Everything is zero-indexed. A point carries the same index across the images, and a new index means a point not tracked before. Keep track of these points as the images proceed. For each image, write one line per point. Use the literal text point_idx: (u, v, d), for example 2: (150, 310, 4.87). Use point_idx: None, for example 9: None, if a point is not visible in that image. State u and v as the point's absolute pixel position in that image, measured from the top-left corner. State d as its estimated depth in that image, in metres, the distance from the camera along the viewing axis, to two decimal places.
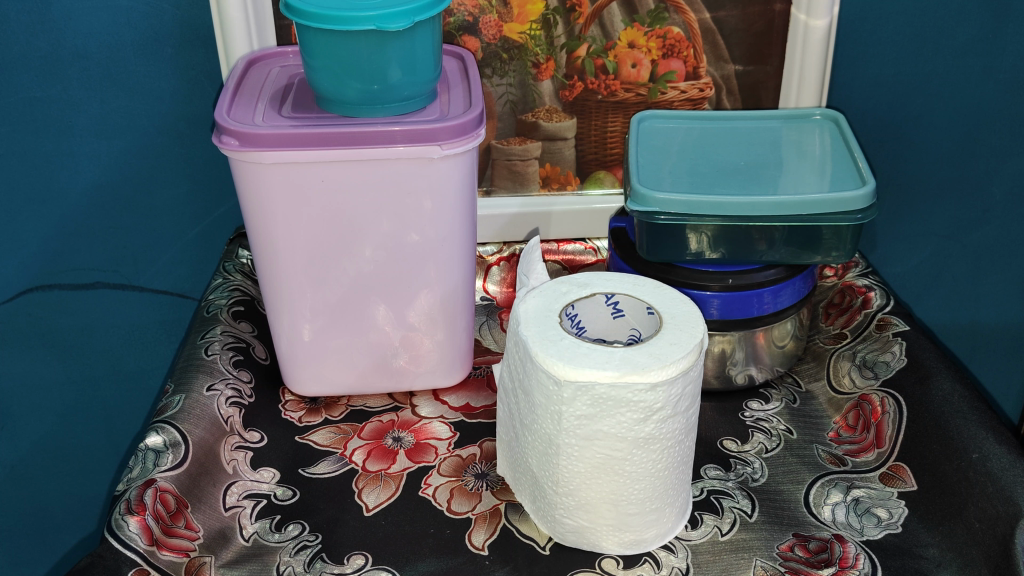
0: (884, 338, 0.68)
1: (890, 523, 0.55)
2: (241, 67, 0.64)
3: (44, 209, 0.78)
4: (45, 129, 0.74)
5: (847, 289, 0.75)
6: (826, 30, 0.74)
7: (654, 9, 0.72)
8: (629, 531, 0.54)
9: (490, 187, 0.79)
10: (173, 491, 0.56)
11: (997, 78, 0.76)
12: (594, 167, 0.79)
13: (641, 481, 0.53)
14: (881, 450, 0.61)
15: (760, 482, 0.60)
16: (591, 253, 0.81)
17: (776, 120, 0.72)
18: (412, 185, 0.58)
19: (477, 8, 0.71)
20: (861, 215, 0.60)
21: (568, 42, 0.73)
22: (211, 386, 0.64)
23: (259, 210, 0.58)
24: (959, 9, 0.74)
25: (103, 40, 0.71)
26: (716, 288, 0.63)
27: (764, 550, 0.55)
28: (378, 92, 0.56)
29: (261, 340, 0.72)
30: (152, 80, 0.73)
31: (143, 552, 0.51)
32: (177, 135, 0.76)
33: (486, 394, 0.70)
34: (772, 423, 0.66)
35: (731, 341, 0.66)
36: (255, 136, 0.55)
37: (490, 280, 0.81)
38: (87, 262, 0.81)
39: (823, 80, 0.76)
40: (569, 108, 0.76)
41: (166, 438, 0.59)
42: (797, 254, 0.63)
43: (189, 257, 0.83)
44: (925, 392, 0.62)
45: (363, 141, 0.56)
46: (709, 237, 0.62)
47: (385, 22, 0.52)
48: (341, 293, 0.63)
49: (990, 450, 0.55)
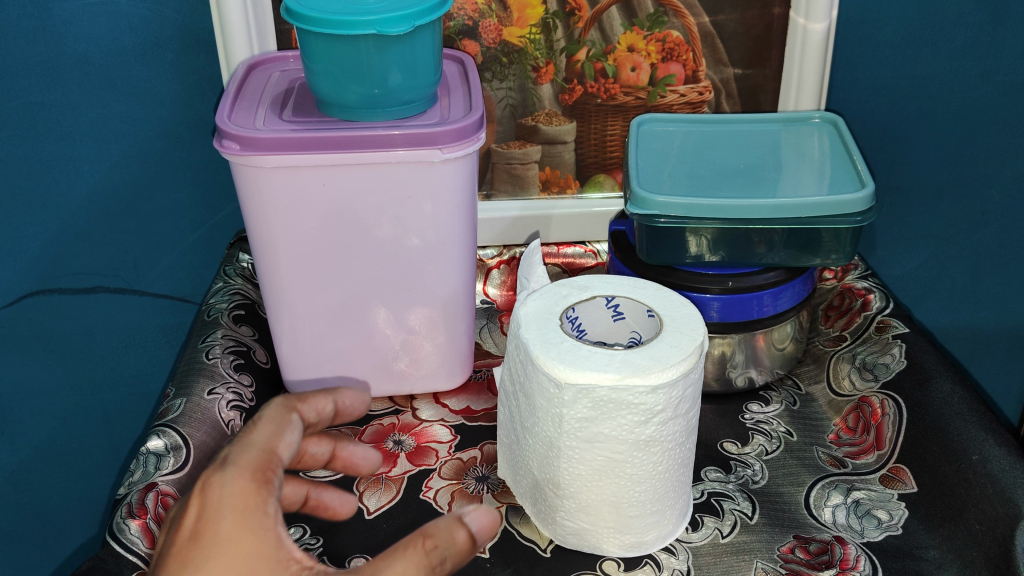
0: (884, 340, 0.68)
1: (890, 525, 0.56)
2: (242, 71, 0.64)
3: (44, 214, 0.78)
4: (45, 133, 0.75)
5: (847, 291, 0.75)
6: (825, 34, 0.74)
7: (653, 13, 0.73)
8: (631, 533, 0.55)
9: (490, 191, 0.79)
10: (174, 495, 0.56)
11: (995, 81, 0.77)
12: (593, 170, 0.79)
13: (642, 484, 0.53)
14: (882, 452, 0.61)
15: (760, 485, 0.60)
16: (592, 256, 0.81)
17: (776, 123, 0.72)
18: (412, 190, 0.58)
19: (477, 12, 0.72)
20: (860, 218, 0.60)
21: (568, 46, 0.73)
22: (211, 390, 0.64)
23: (259, 215, 0.59)
24: (958, 11, 0.74)
25: (104, 46, 0.71)
26: (716, 291, 0.63)
27: (765, 552, 0.55)
28: (378, 96, 0.56)
29: (261, 344, 0.72)
30: (153, 85, 0.73)
31: (144, 556, 0.52)
32: (178, 139, 0.76)
33: (486, 397, 0.70)
34: (772, 426, 0.66)
35: (731, 344, 0.66)
36: (255, 141, 0.55)
37: (490, 284, 0.81)
38: (88, 265, 0.82)
39: (822, 85, 0.76)
40: (568, 111, 0.76)
41: (168, 442, 0.59)
42: (797, 256, 0.63)
43: (189, 262, 0.83)
44: (925, 394, 0.62)
45: (363, 145, 0.56)
46: (708, 240, 0.62)
47: (385, 26, 0.52)
48: (341, 296, 0.63)
49: (990, 452, 0.56)
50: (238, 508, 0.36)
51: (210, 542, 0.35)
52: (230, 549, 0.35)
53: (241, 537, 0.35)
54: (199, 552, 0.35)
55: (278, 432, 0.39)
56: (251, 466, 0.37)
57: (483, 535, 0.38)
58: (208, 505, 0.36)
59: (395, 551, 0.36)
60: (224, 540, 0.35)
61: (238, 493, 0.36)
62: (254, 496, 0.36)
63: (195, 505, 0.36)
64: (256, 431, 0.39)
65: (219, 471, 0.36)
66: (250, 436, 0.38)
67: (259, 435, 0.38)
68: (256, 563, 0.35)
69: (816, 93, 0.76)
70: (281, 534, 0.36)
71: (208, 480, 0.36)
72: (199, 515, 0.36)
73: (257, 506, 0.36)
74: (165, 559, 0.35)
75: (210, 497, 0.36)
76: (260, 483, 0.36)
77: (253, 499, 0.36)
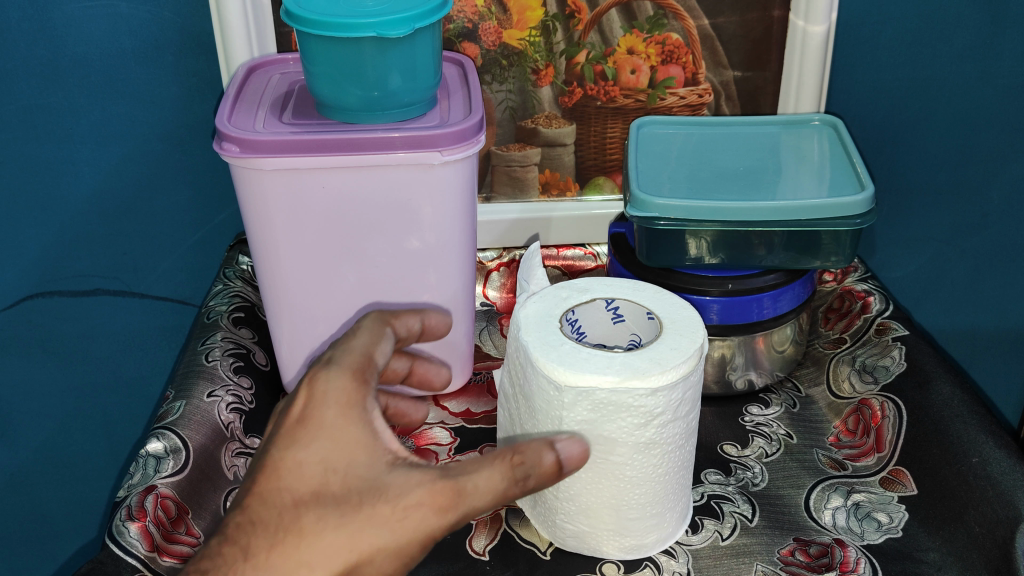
0: (884, 342, 0.68)
1: (890, 528, 0.55)
2: (242, 74, 0.64)
3: (44, 217, 0.78)
4: (46, 136, 0.75)
5: (847, 293, 0.75)
6: (825, 36, 0.74)
7: (653, 16, 0.73)
8: (630, 536, 0.54)
9: (490, 194, 0.79)
10: (174, 497, 0.56)
11: (995, 83, 0.77)
12: (593, 172, 0.79)
13: (642, 486, 0.53)
14: (881, 455, 0.61)
15: (760, 487, 0.60)
16: (592, 258, 0.81)
17: (776, 125, 0.72)
18: (412, 192, 0.58)
19: (476, 15, 0.72)
20: (860, 220, 0.60)
21: (568, 48, 0.73)
22: (211, 393, 0.64)
23: (259, 217, 0.59)
24: (958, 13, 0.74)
25: (104, 48, 0.71)
26: (717, 293, 0.63)
27: (764, 555, 0.55)
28: (378, 99, 0.56)
29: (261, 346, 0.72)
30: (153, 87, 0.73)
31: (144, 558, 0.52)
32: (177, 142, 0.76)
33: (486, 400, 0.70)
34: (772, 428, 0.66)
35: (732, 346, 0.66)
36: (255, 143, 0.55)
37: (490, 286, 0.81)
38: (87, 268, 0.81)
39: (821, 86, 0.76)
40: (568, 114, 0.76)
41: (167, 444, 0.59)
42: (796, 258, 0.63)
43: (188, 265, 0.83)
44: (925, 397, 0.62)
45: (363, 147, 0.56)
46: (708, 243, 0.62)
47: (385, 29, 0.52)
48: (341, 299, 0.63)
49: (990, 454, 0.55)
50: (342, 400, 0.41)
51: (315, 427, 0.40)
52: (332, 435, 0.40)
53: (342, 424, 0.40)
54: (305, 434, 0.40)
55: (374, 342, 0.45)
56: (352, 366, 0.42)
57: (571, 463, 0.44)
58: (316, 393, 0.41)
59: (486, 459, 0.41)
60: (327, 427, 0.40)
61: (341, 388, 0.41)
62: (356, 392, 0.42)
63: (303, 395, 0.41)
64: (355, 339, 0.44)
65: (326, 369, 0.42)
66: (351, 341, 0.44)
67: (360, 342, 0.44)
68: (355, 446, 0.40)
69: (816, 96, 0.76)
70: (378, 427, 0.41)
71: (317, 376, 0.42)
72: (307, 404, 0.41)
73: (360, 400, 0.41)
74: (275, 437, 0.41)
75: (318, 389, 0.41)
76: (359, 382, 0.42)
77: (354, 394, 0.41)
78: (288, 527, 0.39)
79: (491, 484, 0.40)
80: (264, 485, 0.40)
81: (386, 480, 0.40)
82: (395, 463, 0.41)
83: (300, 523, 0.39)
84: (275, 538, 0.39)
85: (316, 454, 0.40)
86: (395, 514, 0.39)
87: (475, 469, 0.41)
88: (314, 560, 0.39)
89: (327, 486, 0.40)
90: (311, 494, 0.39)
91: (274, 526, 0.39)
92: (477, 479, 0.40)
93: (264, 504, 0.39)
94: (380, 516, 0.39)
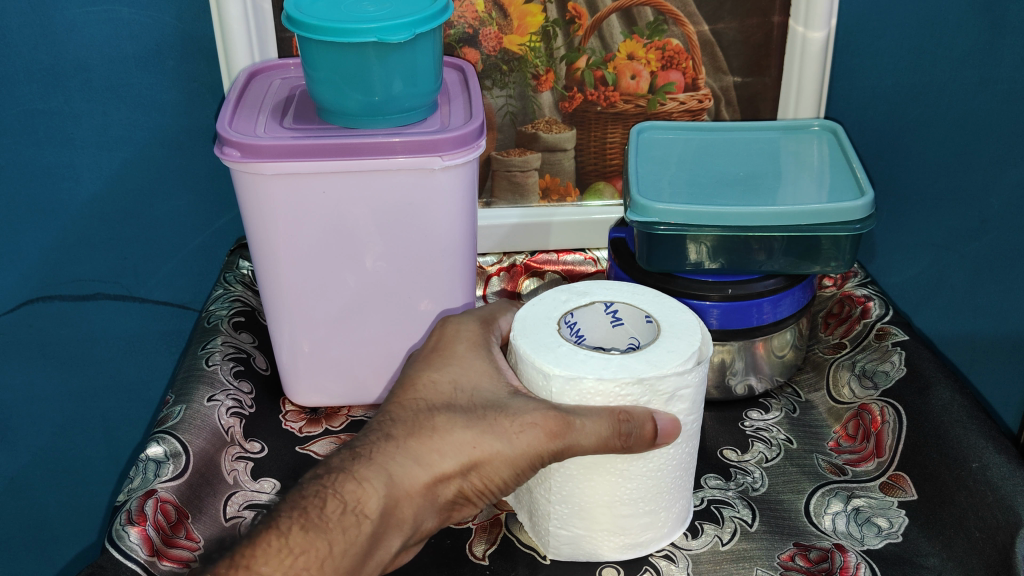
0: (884, 348, 0.68)
1: (890, 533, 0.55)
2: (243, 80, 0.64)
3: (44, 221, 0.78)
4: (47, 140, 0.75)
5: (847, 299, 0.75)
6: (824, 42, 0.74)
7: (652, 22, 0.73)
8: (626, 535, 0.54)
9: (490, 199, 0.80)
10: (173, 502, 0.56)
11: (994, 89, 0.77)
12: (593, 177, 0.79)
13: (634, 481, 0.52)
14: (881, 460, 0.61)
15: (760, 492, 0.60)
16: (591, 263, 0.81)
17: (775, 130, 0.73)
18: (413, 196, 0.58)
19: (477, 20, 0.72)
20: (860, 225, 0.60)
21: (568, 54, 0.74)
22: (211, 397, 0.64)
23: (260, 220, 0.59)
24: (956, 18, 0.74)
25: (104, 53, 0.71)
26: (716, 298, 0.64)
27: (765, 560, 0.55)
28: (378, 104, 0.56)
29: (261, 351, 0.72)
30: (153, 92, 0.74)
31: (143, 563, 0.52)
32: (177, 146, 0.76)
33: None
34: (772, 433, 0.66)
35: (731, 351, 0.66)
36: (255, 148, 0.55)
37: (490, 290, 0.81)
38: (87, 273, 0.82)
39: (821, 91, 0.76)
40: (568, 119, 0.76)
41: (167, 449, 0.59)
42: (796, 263, 0.63)
43: (189, 269, 0.83)
44: (925, 402, 0.62)
45: (364, 152, 0.56)
46: (708, 248, 0.62)
47: (386, 34, 0.53)
48: (342, 304, 0.63)
49: (990, 459, 0.55)
50: (471, 338, 0.55)
51: (448, 354, 0.54)
52: (461, 360, 0.53)
53: (472, 357, 0.53)
54: (440, 361, 0.53)
55: (500, 312, 0.58)
56: (478, 320, 0.57)
57: (665, 435, 0.50)
58: (450, 334, 0.55)
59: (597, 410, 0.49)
60: (458, 356, 0.53)
61: (470, 331, 0.55)
62: (481, 334, 0.55)
63: (438, 335, 0.56)
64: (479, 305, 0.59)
65: (456, 320, 0.56)
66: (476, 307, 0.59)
67: (489, 307, 0.59)
68: (481, 373, 0.52)
69: (816, 100, 0.76)
70: (501, 365, 0.53)
71: (449, 323, 0.56)
72: (440, 342, 0.55)
73: (484, 341, 0.55)
74: (415, 362, 0.54)
75: (451, 331, 0.55)
76: (484, 331, 0.56)
77: (480, 337, 0.55)
78: (423, 423, 0.49)
79: (597, 430, 0.48)
80: (406, 395, 0.51)
81: (508, 402, 0.50)
82: (516, 394, 0.51)
83: (432, 420, 0.49)
84: (412, 428, 0.49)
85: (448, 376, 0.52)
86: (513, 428, 0.49)
87: (588, 413, 0.49)
88: (444, 449, 0.48)
89: (456, 399, 0.51)
90: (443, 403, 0.50)
91: (412, 421, 0.49)
92: (586, 421, 0.48)
93: (404, 407, 0.50)
94: (502, 428, 0.49)
